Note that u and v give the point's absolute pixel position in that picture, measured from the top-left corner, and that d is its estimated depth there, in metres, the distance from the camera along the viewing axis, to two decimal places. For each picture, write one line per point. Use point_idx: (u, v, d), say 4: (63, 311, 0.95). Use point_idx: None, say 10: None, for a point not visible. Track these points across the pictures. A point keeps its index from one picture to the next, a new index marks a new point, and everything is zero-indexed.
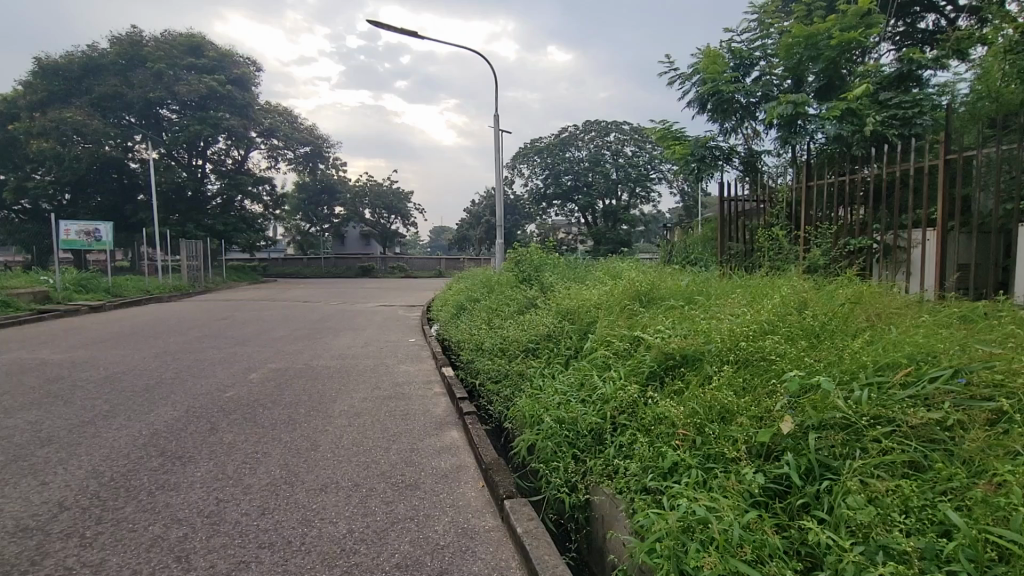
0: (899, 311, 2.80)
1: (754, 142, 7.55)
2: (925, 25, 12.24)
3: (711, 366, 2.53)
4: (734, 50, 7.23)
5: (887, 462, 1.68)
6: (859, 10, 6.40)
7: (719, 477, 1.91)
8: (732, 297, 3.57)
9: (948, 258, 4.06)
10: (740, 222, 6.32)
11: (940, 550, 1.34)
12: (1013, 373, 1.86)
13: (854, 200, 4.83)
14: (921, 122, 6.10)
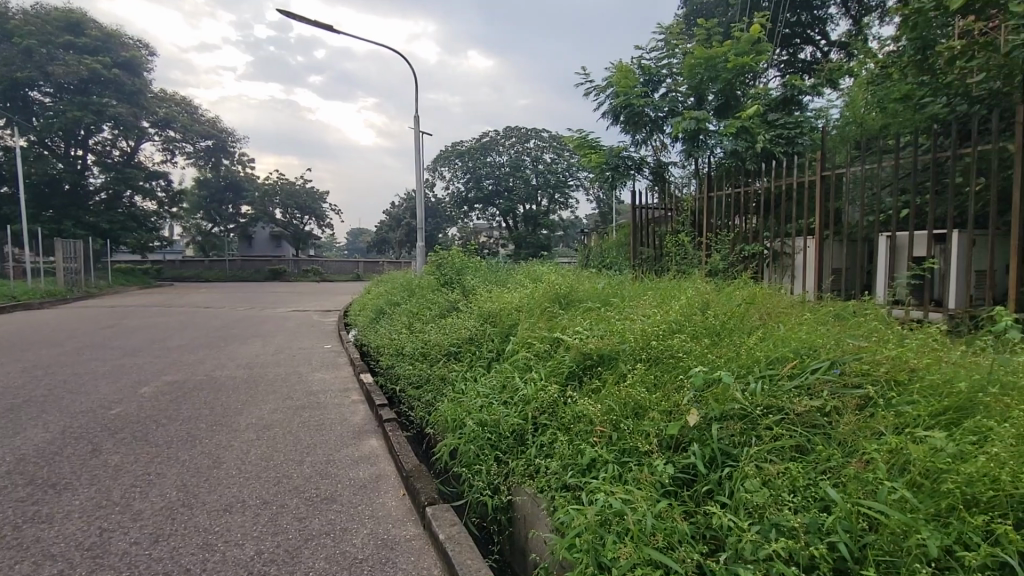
0: (786, 310, 3.12)
1: (662, 153, 8.08)
2: (803, 56, 13.80)
3: (625, 365, 2.67)
4: (643, 66, 7.69)
5: (777, 447, 1.87)
6: (751, 37, 7.05)
7: (634, 470, 2.02)
8: (644, 298, 3.79)
9: (825, 263, 4.58)
10: (650, 228, 6.72)
11: (821, 523, 1.51)
12: (876, 363, 2.14)
13: (748, 210, 5.31)
14: (802, 142, 6.87)
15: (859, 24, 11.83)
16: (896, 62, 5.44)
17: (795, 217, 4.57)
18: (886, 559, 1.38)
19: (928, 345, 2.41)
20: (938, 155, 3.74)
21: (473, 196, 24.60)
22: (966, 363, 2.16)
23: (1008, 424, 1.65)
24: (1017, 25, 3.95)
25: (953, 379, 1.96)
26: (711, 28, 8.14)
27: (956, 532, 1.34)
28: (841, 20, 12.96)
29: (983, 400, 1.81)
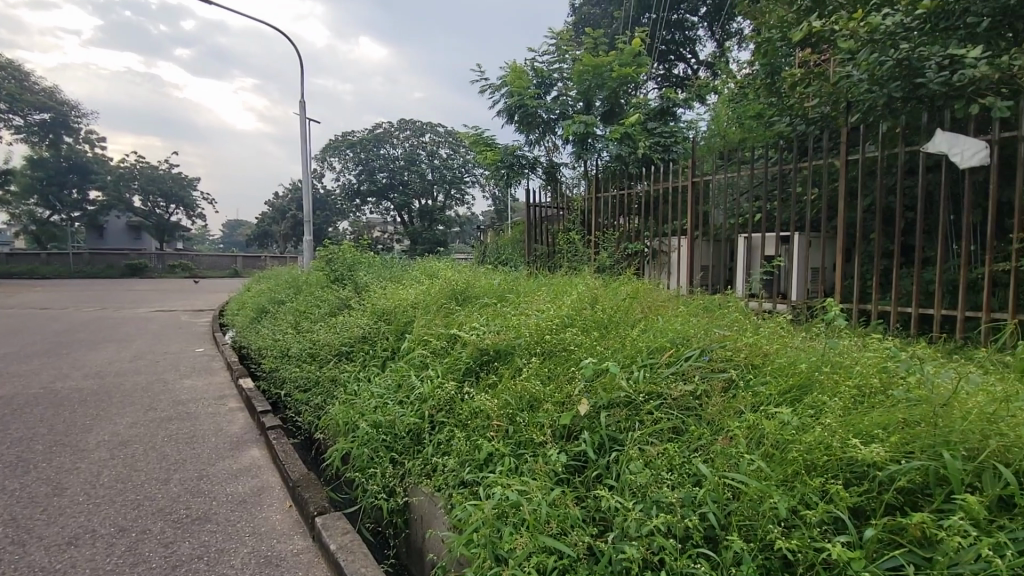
0: (664, 303, 3.40)
1: (554, 154, 8.41)
2: (677, 72, 15.11)
3: (521, 359, 2.74)
4: (536, 69, 7.93)
5: (657, 430, 2.03)
6: (633, 50, 7.56)
7: (529, 462, 2.08)
8: (538, 294, 3.91)
9: (696, 261, 5.07)
10: (543, 226, 6.95)
11: (693, 497, 1.66)
12: (737, 349, 2.41)
13: (631, 211, 5.70)
14: (676, 150, 7.53)
15: (722, 46, 13.21)
16: (751, 84, 6.18)
17: (671, 219, 5.00)
18: (746, 523, 1.55)
19: (777, 332, 2.76)
20: (784, 167, 4.30)
21: (365, 188, 23.63)
22: (807, 346, 2.50)
23: (837, 398, 1.94)
24: (843, 59, 4.66)
25: (797, 360, 2.27)
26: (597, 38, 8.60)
27: (800, 494, 1.55)
28: (708, 42, 14.38)
29: (819, 378, 2.11)
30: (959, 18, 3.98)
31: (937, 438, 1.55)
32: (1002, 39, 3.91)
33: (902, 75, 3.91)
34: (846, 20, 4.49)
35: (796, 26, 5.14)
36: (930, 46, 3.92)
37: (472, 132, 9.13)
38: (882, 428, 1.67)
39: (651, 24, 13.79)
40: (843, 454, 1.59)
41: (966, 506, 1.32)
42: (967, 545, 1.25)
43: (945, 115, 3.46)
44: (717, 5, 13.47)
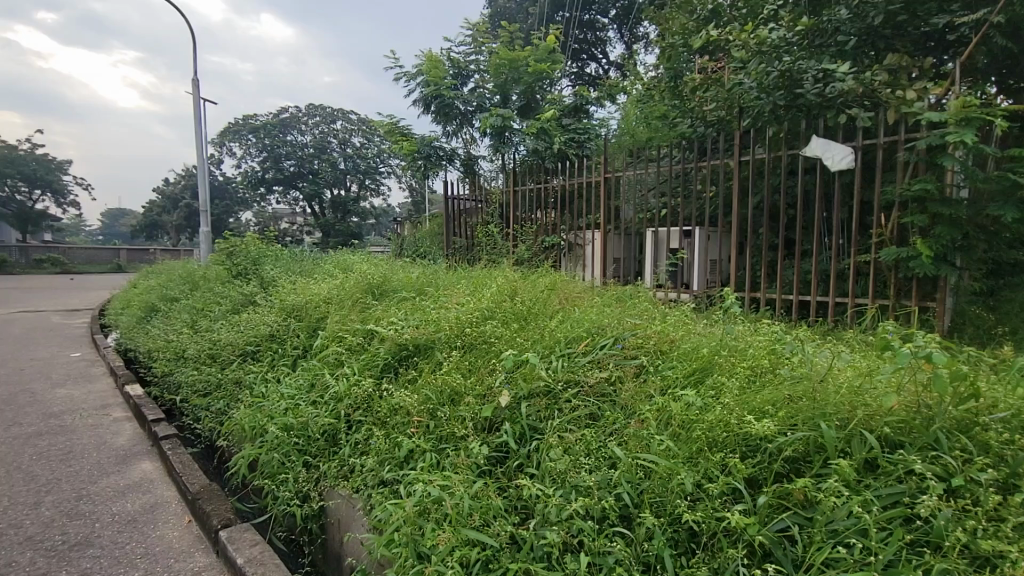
0: (580, 295, 3.51)
1: (472, 146, 8.39)
2: (590, 71, 15.60)
3: (441, 353, 2.71)
4: (452, 59, 7.85)
5: (576, 417, 2.10)
6: (548, 46, 7.70)
7: (451, 456, 2.07)
8: (457, 287, 3.88)
9: (609, 253, 5.29)
10: (462, 219, 6.92)
11: (609, 479, 1.74)
12: (648, 337, 2.55)
13: (548, 205, 5.84)
14: (589, 146, 7.79)
15: (631, 49, 13.82)
16: (658, 86, 6.53)
17: (585, 212, 5.18)
18: (656, 500, 1.65)
19: (682, 320, 2.95)
20: (687, 165, 4.60)
21: (270, 176, 22.12)
22: (708, 332, 2.70)
23: (734, 378, 2.12)
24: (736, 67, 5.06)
25: (700, 345, 2.44)
26: (513, 32, 8.65)
27: (703, 469, 1.67)
28: (618, 44, 14.98)
29: (719, 361, 2.29)
30: (831, 36, 4.53)
31: (816, 411, 1.74)
32: (865, 57, 4.43)
33: (785, 85, 4.32)
34: (739, 31, 4.88)
35: (697, 34, 5.50)
36: (808, 59, 4.36)
37: (387, 121, 8.86)
38: (772, 404, 1.84)
39: (564, 23, 14.12)
40: (740, 429, 1.74)
41: (840, 470, 1.50)
42: (840, 504, 1.42)
43: (820, 123, 3.87)
44: (626, 9, 14.07)
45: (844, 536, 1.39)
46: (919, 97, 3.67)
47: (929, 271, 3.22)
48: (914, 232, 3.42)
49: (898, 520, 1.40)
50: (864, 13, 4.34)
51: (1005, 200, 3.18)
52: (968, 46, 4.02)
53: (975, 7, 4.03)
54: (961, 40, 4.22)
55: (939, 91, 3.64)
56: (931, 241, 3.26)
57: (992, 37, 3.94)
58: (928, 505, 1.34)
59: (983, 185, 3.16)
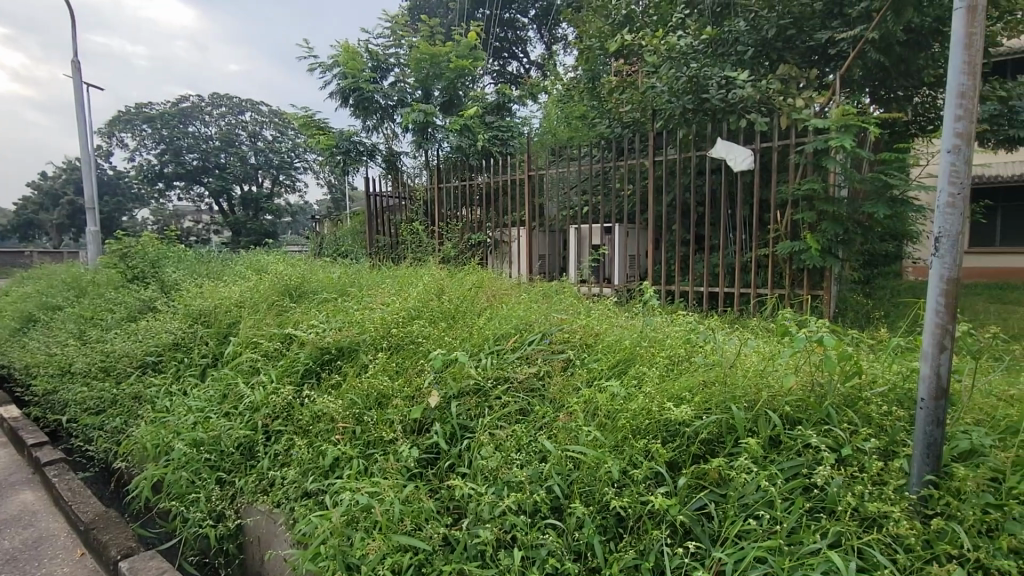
0: (507, 292, 3.52)
1: (393, 142, 8.19)
2: (511, 70, 15.77)
3: (366, 355, 2.63)
4: (370, 51, 7.61)
5: (506, 414, 2.12)
6: (469, 43, 7.67)
7: (380, 461, 2.02)
8: (382, 286, 3.78)
9: (534, 250, 5.39)
10: (385, 216, 6.73)
11: (540, 472, 1.77)
12: (574, 331, 2.62)
13: (473, 202, 5.83)
14: (513, 144, 7.84)
15: (550, 49, 14.11)
16: (577, 87, 6.72)
17: (511, 210, 5.23)
18: (585, 489, 1.70)
19: (605, 313, 3.06)
20: (606, 164, 4.77)
21: (170, 170, 20.27)
22: (630, 325, 2.82)
23: (654, 367, 2.23)
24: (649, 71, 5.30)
25: (622, 337, 2.54)
26: (433, 27, 8.53)
27: (628, 456, 1.75)
28: (537, 43, 15.24)
29: (640, 352, 2.39)
30: (731, 46, 4.88)
31: (727, 394, 1.87)
32: (761, 66, 4.82)
33: (693, 90, 4.59)
34: (651, 36, 5.12)
35: (612, 37, 5.71)
36: (713, 66, 4.66)
37: (302, 114, 8.44)
38: (688, 390, 1.96)
39: (485, 20, 14.15)
40: (661, 416, 1.83)
41: (749, 448, 1.62)
42: (750, 480, 1.54)
43: (724, 126, 4.16)
44: (544, 10, 14.34)
45: (754, 509, 1.51)
46: (807, 105, 4.05)
47: (817, 262, 3.57)
48: (806, 228, 3.78)
49: (799, 490, 1.54)
50: (759, 26, 4.72)
51: (878, 198, 3.58)
52: (846, 60, 4.47)
53: (851, 25, 4.49)
54: (841, 54, 4.69)
55: (823, 100, 4.03)
56: (819, 236, 3.61)
57: (865, 53, 4.42)
58: (823, 474, 1.48)
59: (859, 185, 3.55)
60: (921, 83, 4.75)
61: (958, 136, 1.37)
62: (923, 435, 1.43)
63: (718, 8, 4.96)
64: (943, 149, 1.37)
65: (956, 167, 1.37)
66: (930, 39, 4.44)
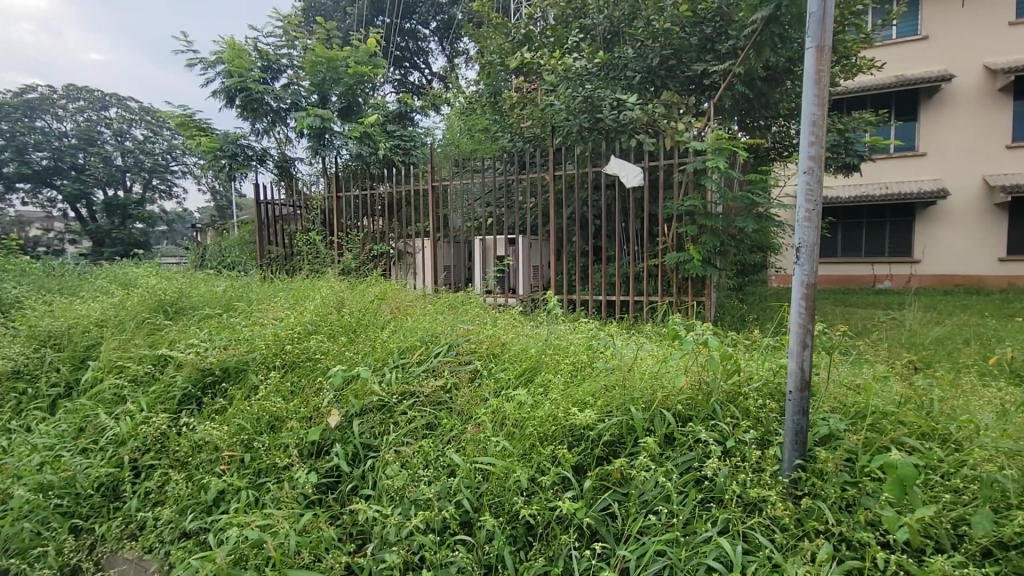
0: (411, 303, 3.43)
1: (286, 147, 7.72)
2: (413, 79, 15.60)
3: (256, 375, 2.42)
4: (259, 50, 7.15)
5: (412, 429, 2.06)
6: (368, 49, 7.43)
7: (273, 490, 1.86)
8: (275, 300, 3.51)
9: (439, 261, 5.33)
10: (278, 226, 6.29)
11: (448, 487, 1.73)
12: (481, 341, 2.61)
13: (375, 212, 5.66)
14: (416, 154, 7.71)
15: (452, 62, 14.17)
16: (479, 100, 6.81)
17: (414, 220, 5.14)
18: (494, 500, 1.69)
19: (511, 323, 3.09)
20: (508, 177, 4.86)
21: (10, 170, 17.34)
22: (535, 333, 2.88)
23: (559, 374, 2.29)
24: (547, 89, 5.55)
25: (528, 346, 2.57)
26: (329, 30, 8.22)
27: (536, 463, 1.77)
28: (439, 55, 15.24)
29: (545, 360, 2.44)
30: (622, 71, 5.22)
31: (627, 397, 1.96)
32: (648, 91, 5.21)
33: (588, 109, 4.87)
34: (549, 57, 5.35)
35: (512, 55, 5.87)
36: (605, 88, 4.97)
37: (179, 113, 7.68)
38: (591, 395, 2.03)
39: (385, 28, 13.89)
40: (566, 421, 1.88)
41: (647, 447, 1.72)
42: (649, 477, 1.63)
43: (616, 145, 4.44)
44: (445, 23, 14.38)
45: (653, 504, 1.59)
46: (687, 128, 4.44)
47: (700, 272, 3.91)
48: (689, 240, 4.12)
49: (692, 483, 1.65)
50: (645, 54, 5.12)
51: (747, 214, 4.01)
52: (719, 90, 4.98)
53: (721, 59, 5.02)
54: (714, 85, 5.21)
55: (701, 124, 4.45)
56: (700, 247, 3.96)
57: (734, 85, 4.95)
58: (712, 466, 1.60)
59: (732, 202, 3.95)
60: (778, 114, 5.42)
61: (812, 159, 1.57)
62: (792, 423, 1.60)
63: (608, 35, 5.44)
64: (799, 169, 1.56)
65: (810, 186, 1.57)
66: (784, 77, 5.09)
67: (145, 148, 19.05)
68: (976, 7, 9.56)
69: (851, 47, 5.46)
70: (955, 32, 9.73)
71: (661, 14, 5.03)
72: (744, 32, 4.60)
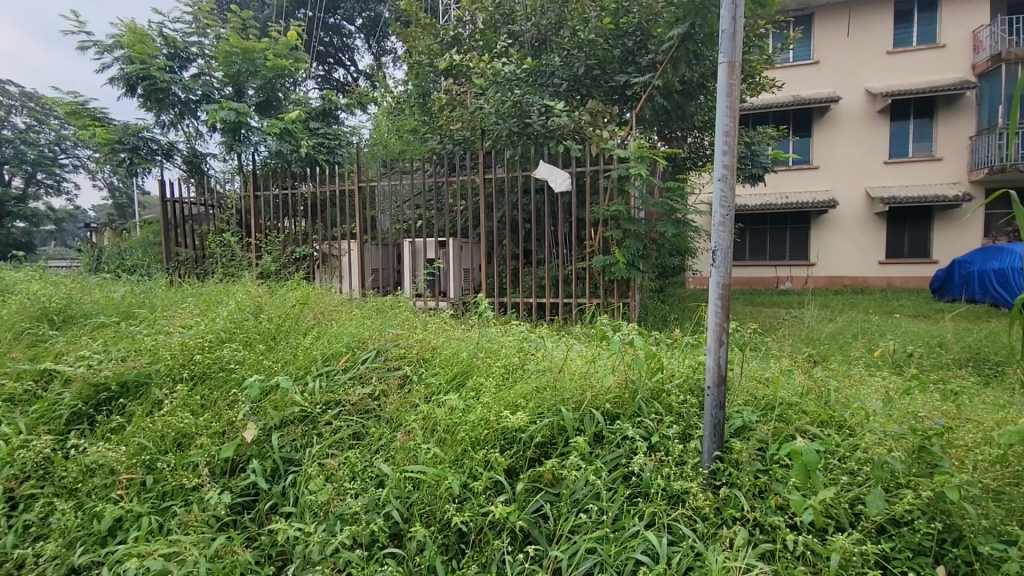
0: (336, 308, 3.28)
1: (196, 141, 7.18)
2: (337, 76, 15.06)
3: (161, 389, 2.21)
4: (165, 36, 6.62)
5: (337, 441, 1.96)
6: (289, 42, 6.99)
7: (179, 514, 1.70)
8: (183, 306, 3.23)
9: (367, 264, 5.15)
10: (187, 226, 5.79)
11: (377, 499, 1.67)
12: (410, 346, 2.55)
13: (296, 212, 5.37)
14: (341, 153, 7.40)
15: (380, 60, 13.83)
16: (408, 101, 6.68)
17: (339, 222, 4.94)
18: (425, 509, 1.64)
19: (441, 327, 3.04)
20: (438, 179, 4.80)
21: None
22: (466, 336, 2.85)
23: (491, 377, 2.27)
24: (476, 92, 5.55)
25: (459, 350, 2.54)
26: (245, 20, 7.75)
27: (468, 468, 1.74)
28: (365, 53, 14.81)
29: (476, 363, 2.42)
30: (549, 78, 5.34)
31: (557, 398, 1.99)
32: (574, 99, 5.35)
33: (517, 114, 4.94)
34: (478, 60, 5.36)
35: (441, 56, 5.81)
36: (533, 94, 5.05)
37: (69, 100, 6.92)
38: (522, 397, 2.03)
39: (307, 21, 13.30)
40: (498, 425, 1.87)
41: (577, 446, 1.74)
42: (579, 476, 1.65)
43: (545, 150, 4.51)
44: (371, 21, 13.94)
45: (584, 503, 1.62)
46: (612, 136, 4.61)
47: (625, 274, 4.06)
48: (615, 244, 4.26)
49: (620, 479, 1.70)
50: (571, 63, 5.26)
51: (667, 220, 4.22)
52: (640, 101, 5.21)
53: (642, 72, 5.26)
54: (635, 96, 5.43)
55: (624, 133, 4.63)
56: (625, 251, 4.12)
57: (654, 96, 5.20)
58: (638, 462, 1.66)
59: (653, 208, 4.14)
60: (694, 126, 5.76)
61: (725, 167, 1.67)
62: (711, 417, 1.69)
63: (536, 42, 5.60)
64: (715, 176, 1.66)
65: (724, 193, 1.67)
66: (698, 91, 5.41)
67: (26, 138, 16.95)
68: (858, 37, 10.69)
69: (755, 67, 5.92)
70: (842, 58, 10.83)
71: (586, 25, 5.19)
72: (663, 48, 4.86)
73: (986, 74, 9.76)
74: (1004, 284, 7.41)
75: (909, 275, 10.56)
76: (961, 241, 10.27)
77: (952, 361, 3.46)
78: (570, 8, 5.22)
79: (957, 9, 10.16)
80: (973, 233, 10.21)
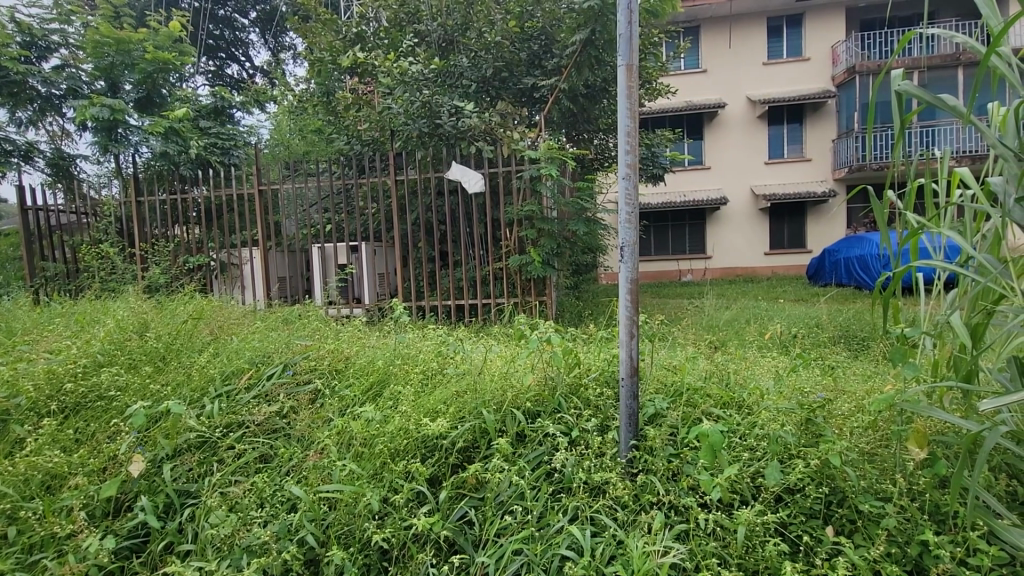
0: (236, 321, 3.02)
1: (62, 142, 6.39)
2: (231, 72, 14.00)
3: (23, 425, 1.90)
4: (18, 22, 5.80)
5: (240, 466, 1.81)
6: (171, 32, 6.25)
7: (49, 567, 1.46)
8: (49, 329, 2.82)
9: (272, 273, 4.82)
10: (55, 236, 5.07)
11: (288, 525, 1.56)
12: (321, 358, 2.40)
13: (187, 219, 4.89)
14: (237, 154, 6.78)
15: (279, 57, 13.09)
16: (310, 100, 6.39)
17: (239, 229, 4.56)
18: (344, 531, 1.55)
19: (354, 335, 2.90)
20: (347, 181, 4.55)
21: None
22: (381, 344, 2.72)
23: (409, 385, 2.20)
24: (383, 92, 5.39)
25: (374, 358, 2.43)
26: (117, 8, 6.95)
27: (388, 482, 1.67)
28: (261, 48, 13.97)
29: (394, 370, 2.33)
30: (458, 79, 5.33)
31: (478, 401, 1.97)
32: (484, 100, 5.37)
33: (427, 114, 4.85)
34: (383, 58, 5.24)
35: (344, 54, 5.60)
36: (442, 95, 4.98)
37: None
38: (443, 403, 1.99)
39: (192, 12, 12.23)
40: (418, 433, 1.81)
41: (500, 448, 1.73)
42: (503, 478, 1.65)
43: (457, 152, 4.48)
44: (267, 14, 13.17)
45: (508, 505, 1.61)
46: (522, 138, 4.66)
47: (541, 272, 4.13)
48: (530, 244, 4.31)
49: (543, 476, 1.71)
50: (479, 65, 5.30)
51: (578, 218, 4.32)
52: (548, 103, 5.33)
53: (548, 75, 5.36)
54: (542, 99, 5.53)
55: (533, 135, 4.69)
56: (540, 250, 4.19)
57: (560, 99, 5.35)
58: (560, 458, 1.68)
59: (565, 207, 4.24)
60: (599, 128, 5.97)
61: (629, 166, 1.73)
62: (626, 406, 1.75)
63: (442, 43, 5.51)
64: (620, 175, 1.71)
65: (629, 191, 1.73)
66: (602, 95, 5.61)
67: None
68: (738, 49, 11.73)
69: (650, 74, 6.26)
70: (727, 68, 11.83)
71: (492, 27, 5.24)
72: (566, 52, 5.01)
73: (843, 85, 11.05)
74: (865, 269, 8.51)
75: (790, 263, 11.77)
76: (830, 232, 11.56)
77: (828, 340, 3.89)
78: (475, 9, 5.21)
79: (818, 26, 11.41)
80: (840, 226, 11.52)
